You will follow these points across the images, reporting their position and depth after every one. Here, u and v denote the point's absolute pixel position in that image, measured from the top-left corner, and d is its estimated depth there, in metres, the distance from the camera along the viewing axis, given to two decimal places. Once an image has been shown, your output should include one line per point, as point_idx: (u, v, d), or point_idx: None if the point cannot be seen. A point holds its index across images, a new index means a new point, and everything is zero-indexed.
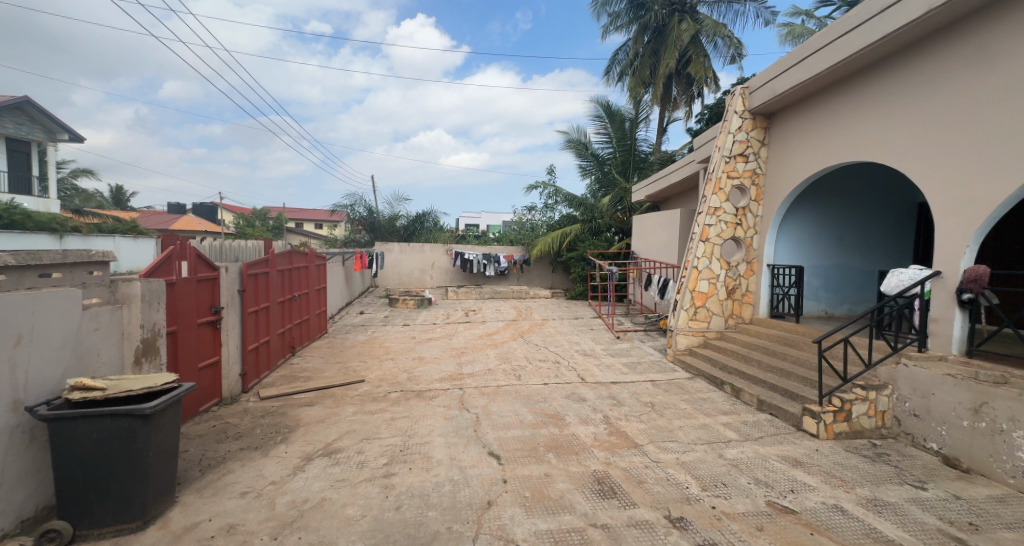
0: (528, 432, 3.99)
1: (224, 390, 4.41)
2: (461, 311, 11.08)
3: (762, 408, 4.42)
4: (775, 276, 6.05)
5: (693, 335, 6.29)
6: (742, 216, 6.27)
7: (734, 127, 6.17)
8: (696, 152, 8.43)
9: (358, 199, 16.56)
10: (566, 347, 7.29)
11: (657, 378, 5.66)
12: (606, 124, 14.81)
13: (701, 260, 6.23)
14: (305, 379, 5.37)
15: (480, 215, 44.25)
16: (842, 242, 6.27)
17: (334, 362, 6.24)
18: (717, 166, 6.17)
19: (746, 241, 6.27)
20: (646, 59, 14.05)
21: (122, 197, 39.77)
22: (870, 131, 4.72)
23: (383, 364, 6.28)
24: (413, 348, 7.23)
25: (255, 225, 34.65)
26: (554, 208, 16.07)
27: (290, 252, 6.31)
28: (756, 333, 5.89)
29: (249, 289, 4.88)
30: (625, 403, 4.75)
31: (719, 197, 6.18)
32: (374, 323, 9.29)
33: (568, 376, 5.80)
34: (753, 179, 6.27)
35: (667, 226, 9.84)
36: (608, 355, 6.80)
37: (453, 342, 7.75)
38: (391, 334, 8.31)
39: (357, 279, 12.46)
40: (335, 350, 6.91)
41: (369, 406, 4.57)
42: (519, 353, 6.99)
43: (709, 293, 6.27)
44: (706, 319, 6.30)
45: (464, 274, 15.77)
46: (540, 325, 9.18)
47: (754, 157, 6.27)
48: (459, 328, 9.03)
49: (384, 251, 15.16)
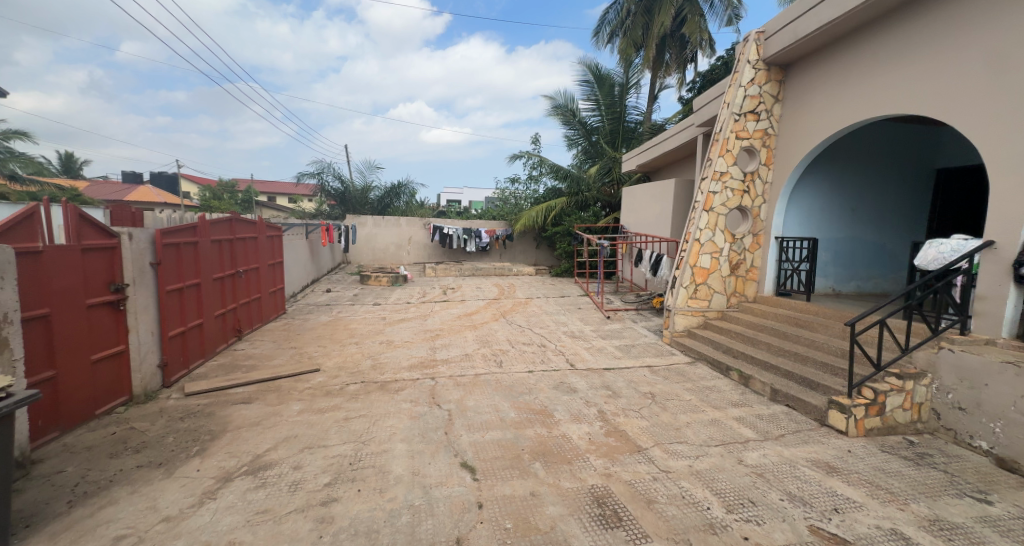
0: (509, 434, 3.33)
1: (135, 385, 3.54)
2: (438, 289, 10.30)
3: (777, 399, 3.87)
4: (784, 250, 5.45)
5: (692, 315, 5.72)
6: (751, 183, 5.58)
7: (746, 78, 5.34)
8: (696, 114, 7.70)
9: (325, 166, 15.09)
10: (552, 329, 6.65)
11: (654, 364, 5.09)
12: (595, 90, 13.83)
13: (704, 232, 5.58)
14: (248, 368, 4.56)
15: (462, 190, 42.86)
16: (854, 213, 5.65)
17: (287, 347, 5.42)
18: (725, 125, 5.40)
19: (753, 211, 5.62)
20: (639, 17, 12.94)
21: (73, 166, 36.76)
22: (911, 79, 4.02)
23: (345, 350, 5.48)
24: (381, 331, 6.45)
25: (221, 197, 32.49)
26: (538, 180, 15.16)
27: (232, 219, 5.32)
28: (761, 313, 5.34)
29: (168, 262, 3.92)
30: (622, 395, 4.15)
31: (726, 161, 5.46)
32: (341, 302, 8.43)
33: (556, 362, 5.16)
34: (765, 140, 5.55)
35: (660, 198, 9.15)
36: (598, 337, 6.21)
37: (428, 324, 7.00)
38: (359, 314, 7.48)
39: (325, 254, 11.45)
40: (292, 333, 6.08)
41: (320, 403, 3.81)
42: (501, 335, 6.31)
43: (711, 268, 5.66)
44: (707, 297, 5.72)
45: (443, 249, 14.89)
46: (524, 304, 8.51)
47: (767, 115, 5.52)
48: (435, 307, 8.27)
49: (356, 225, 14.07)
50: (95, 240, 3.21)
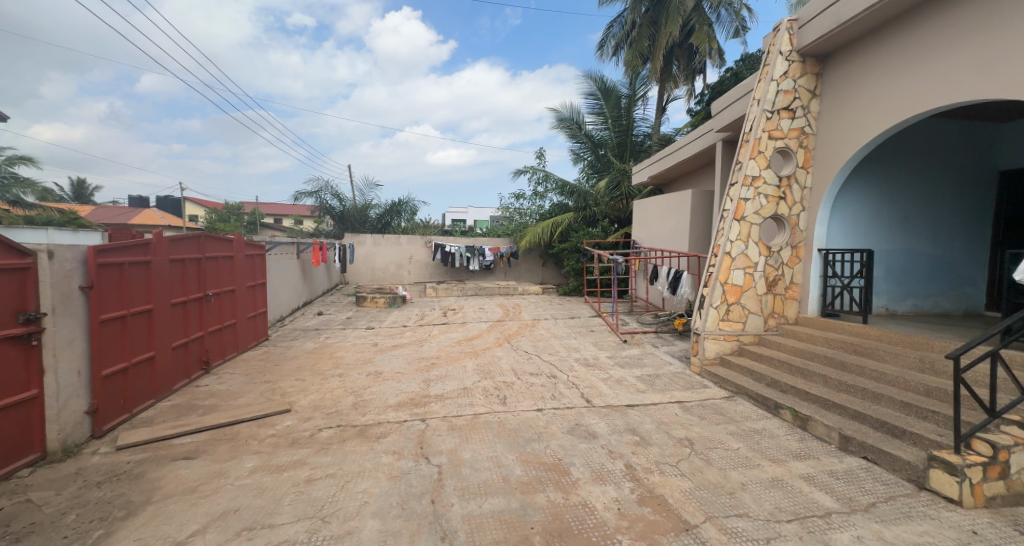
0: (514, 503, 2.57)
1: (51, 438, 2.82)
2: (438, 310, 9.61)
3: (850, 449, 3.08)
4: (829, 264, 4.72)
5: (724, 339, 4.97)
6: (787, 188, 4.90)
7: (778, 72, 4.71)
8: (715, 119, 7.18)
9: (323, 184, 14.67)
10: (563, 356, 5.90)
11: (685, 399, 4.31)
12: (601, 102, 13.47)
13: (735, 244, 4.89)
14: (205, 410, 3.85)
15: (467, 209, 42.69)
16: (906, 222, 4.91)
17: (259, 382, 4.72)
18: (755, 124, 4.77)
19: (791, 220, 4.93)
20: (645, 29, 12.63)
21: (84, 191, 37.34)
22: (980, 62, 3.36)
23: (324, 384, 4.76)
24: (370, 360, 5.73)
25: (226, 220, 32.49)
26: (544, 196, 14.63)
27: (200, 236, 4.72)
28: (807, 338, 4.57)
29: (106, 286, 3.27)
30: (653, 442, 3.39)
31: (758, 164, 4.81)
32: (331, 326, 7.75)
33: (569, 398, 4.40)
34: (802, 140, 4.89)
35: (675, 211, 8.55)
36: (616, 366, 5.43)
37: (423, 350, 6.29)
38: (349, 340, 6.79)
39: (320, 274, 10.85)
40: (268, 363, 5.39)
41: (280, 457, 3.08)
42: (505, 364, 5.56)
43: (744, 286, 4.94)
44: (741, 319, 4.97)
45: (445, 268, 14.27)
46: (530, 326, 7.77)
47: (803, 112, 4.87)
48: (433, 331, 7.56)
49: (355, 243, 13.56)
50: (2, 258, 2.53)
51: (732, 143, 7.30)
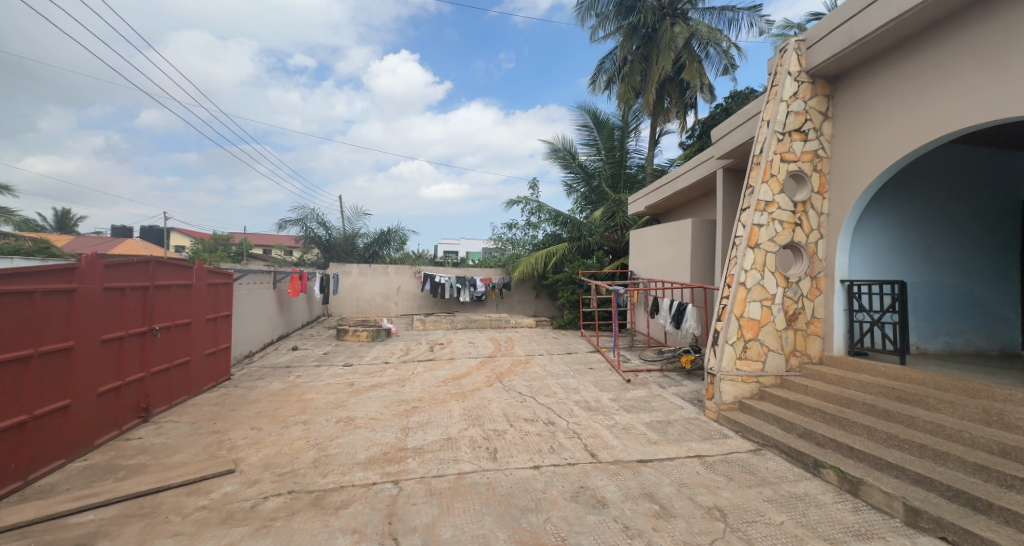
0: None
1: None
2: (425, 345, 8.94)
3: (922, 525, 2.47)
4: (855, 297, 4.29)
5: (743, 381, 4.43)
6: (803, 214, 4.54)
7: (788, 92, 4.47)
8: (716, 145, 6.99)
9: (310, 212, 14.23)
10: (561, 398, 5.25)
11: (705, 453, 3.69)
12: (594, 134, 13.53)
13: (749, 274, 4.47)
14: (127, 472, 3.13)
15: (458, 242, 42.48)
16: (930, 252, 4.54)
17: (205, 432, 3.99)
18: (766, 145, 4.48)
19: (809, 248, 4.54)
20: (636, 64, 12.89)
21: (68, 221, 36.59)
22: (1009, 79, 3.07)
23: (283, 434, 4.04)
24: (342, 403, 5.03)
25: (212, 250, 31.73)
26: (537, 226, 14.33)
27: (148, 261, 4.14)
28: (837, 381, 4.05)
29: (6, 319, 2.65)
30: (677, 513, 2.75)
31: (770, 188, 4.49)
32: (304, 363, 7.03)
33: (571, 451, 3.75)
34: (816, 163, 4.58)
35: (675, 240, 8.22)
36: (621, 411, 4.81)
37: (404, 391, 5.61)
38: (321, 379, 6.07)
39: (299, 305, 10.17)
40: (222, 408, 4.66)
41: (203, 543, 2.37)
42: (496, 408, 4.90)
43: (762, 320, 4.48)
44: (760, 358, 4.46)
45: (434, 299, 13.67)
46: (524, 363, 7.14)
47: (815, 134, 4.59)
48: (417, 368, 6.87)
49: (340, 273, 12.99)
50: None
51: (734, 171, 7.08)
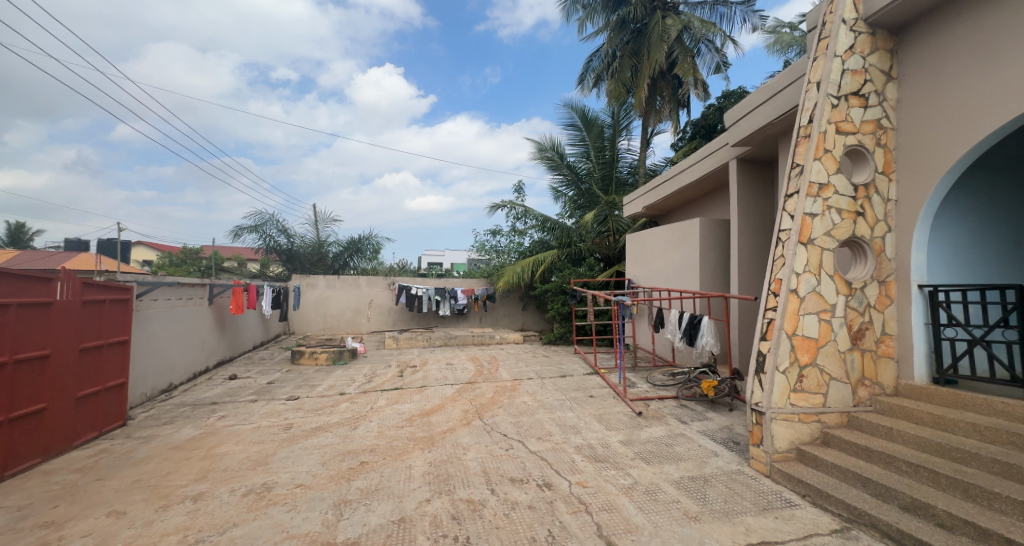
0: None
1: None
2: (394, 368, 7.65)
3: None
4: (940, 307, 3.28)
5: (800, 422, 3.35)
6: (866, 201, 3.55)
7: (842, 45, 3.52)
8: (730, 132, 6.06)
9: (269, 217, 12.79)
10: (559, 443, 4.04)
11: (776, 538, 2.50)
12: (582, 133, 12.63)
13: (802, 278, 3.42)
14: None
15: (442, 252, 41.19)
16: (1020, 249, 3.57)
17: (25, 526, 2.62)
18: (817, 113, 3.50)
19: (874, 245, 3.54)
20: (626, 60, 12.11)
21: (21, 234, 34.08)
22: None
23: (151, 523, 2.69)
24: (264, 459, 3.70)
25: (177, 263, 29.71)
26: (524, 233, 13.22)
27: None
28: (935, 422, 2.98)
29: None
30: None
31: (824, 167, 3.50)
32: (237, 396, 5.64)
33: (581, 541, 2.53)
34: (880, 136, 3.61)
35: (680, 243, 7.24)
36: (640, 462, 3.62)
37: (354, 435, 4.32)
38: (249, 421, 4.72)
39: (249, 323, 8.75)
40: (83, 476, 3.28)
41: None
42: (472, 461, 3.66)
43: (821, 339, 3.43)
44: (821, 389, 3.40)
45: (410, 314, 12.37)
46: (510, 391, 5.92)
47: (878, 100, 3.62)
48: (379, 401, 5.56)
49: (303, 286, 11.61)
50: None
51: (748, 162, 6.19)
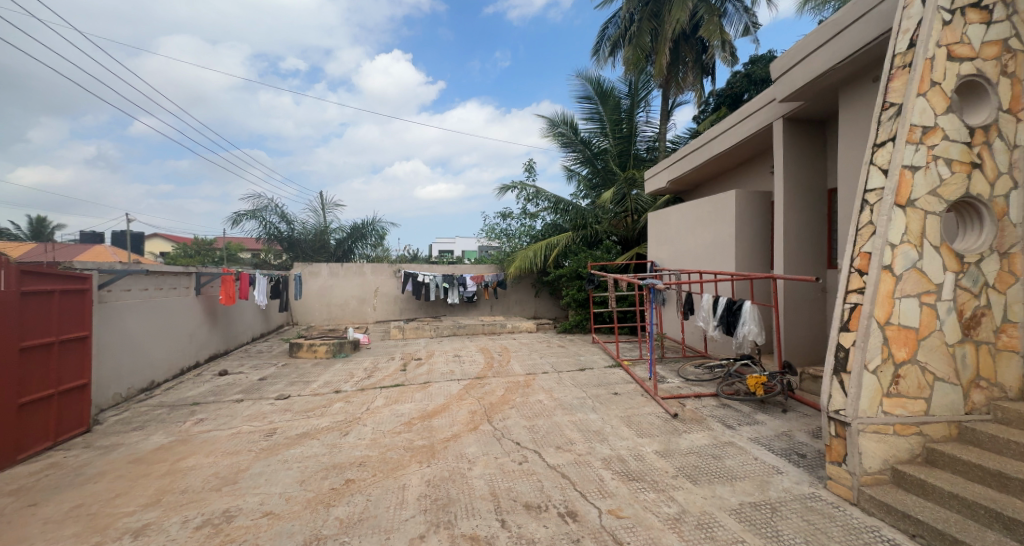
0: None
1: None
2: (398, 361, 7.08)
3: None
4: None
5: (896, 435, 2.61)
6: (984, 148, 2.72)
7: None
8: (777, 85, 5.14)
9: (268, 204, 12.26)
10: (583, 455, 3.37)
11: None
12: (597, 106, 11.68)
13: (900, 249, 2.64)
14: None
15: (453, 240, 40.59)
16: None
17: None
18: (923, 32, 2.66)
19: (995, 206, 2.73)
20: (645, 23, 11.01)
21: (41, 228, 34.68)
22: None
23: None
24: (234, 477, 3.11)
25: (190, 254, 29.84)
26: (535, 215, 12.45)
27: None
28: None
29: None
30: None
31: (931, 105, 2.67)
32: (222, 396, 5.12)
33: None
34: (1005, 62, 2.75)
35: (712, 220, 6.41)
36: (686, 481, 2.93)
37: (344, 444, 3.73)
38: (228, 426, 4.16)
39: (245, 314, 8.28)
40: (12, 501, 2.73)
41: None
42: (479, 479, 3.02)
43: (923, 330, 2.65)
44: (923, 393, 2.64)
45: (416, 302, 11.81)
46: (523, 388, 5.26)
47: (1004, 14, 2.75)
48: (376, 401, 4.97)
49: (306, 276, 11.12)
50: None
51: (797, 121, 5.30)
